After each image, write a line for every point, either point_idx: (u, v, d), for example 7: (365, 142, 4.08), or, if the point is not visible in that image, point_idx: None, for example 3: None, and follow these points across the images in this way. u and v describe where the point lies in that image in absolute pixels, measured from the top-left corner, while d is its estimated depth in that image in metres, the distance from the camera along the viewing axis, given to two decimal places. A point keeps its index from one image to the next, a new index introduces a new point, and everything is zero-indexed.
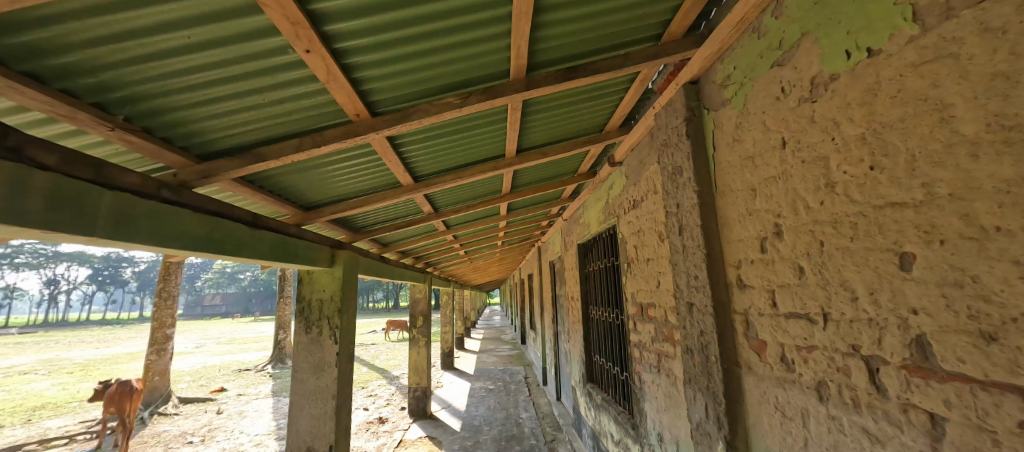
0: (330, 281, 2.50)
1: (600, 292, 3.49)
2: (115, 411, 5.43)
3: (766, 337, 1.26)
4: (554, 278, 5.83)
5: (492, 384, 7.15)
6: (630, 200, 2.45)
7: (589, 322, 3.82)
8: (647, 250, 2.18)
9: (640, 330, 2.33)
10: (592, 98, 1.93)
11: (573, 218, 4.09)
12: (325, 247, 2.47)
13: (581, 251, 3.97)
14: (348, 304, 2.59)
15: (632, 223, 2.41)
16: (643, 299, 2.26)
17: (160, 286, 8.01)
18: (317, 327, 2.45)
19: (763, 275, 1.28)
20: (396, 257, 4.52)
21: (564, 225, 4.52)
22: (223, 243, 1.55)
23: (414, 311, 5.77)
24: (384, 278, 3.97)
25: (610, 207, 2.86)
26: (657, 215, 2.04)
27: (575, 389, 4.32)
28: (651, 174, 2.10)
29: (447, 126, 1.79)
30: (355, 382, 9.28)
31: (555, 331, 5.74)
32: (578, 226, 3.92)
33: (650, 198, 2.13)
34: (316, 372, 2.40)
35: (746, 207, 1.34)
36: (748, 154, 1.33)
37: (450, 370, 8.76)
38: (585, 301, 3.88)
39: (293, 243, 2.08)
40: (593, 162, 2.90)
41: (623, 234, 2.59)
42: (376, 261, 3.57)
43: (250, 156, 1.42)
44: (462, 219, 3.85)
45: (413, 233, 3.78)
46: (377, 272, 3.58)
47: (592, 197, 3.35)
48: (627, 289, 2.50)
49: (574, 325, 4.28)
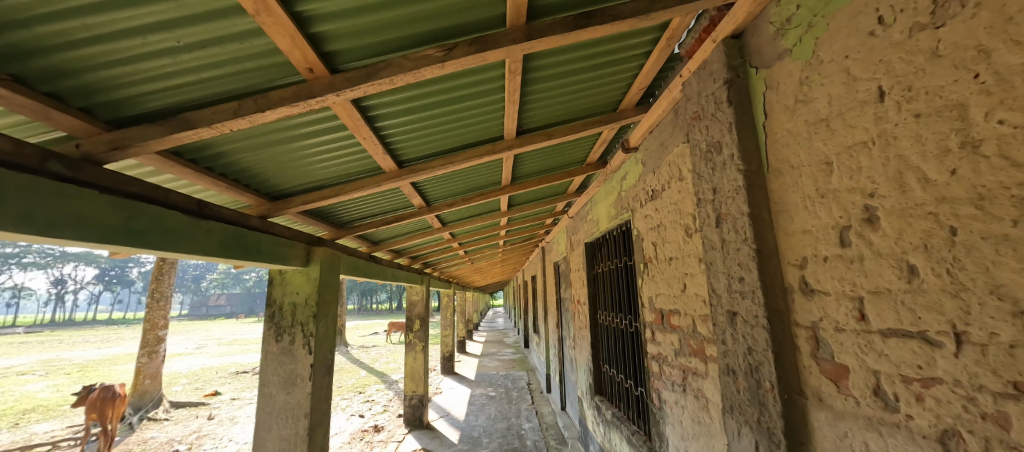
0: (305, 282, 2.19)
1: (610, 296, 3.16)
2: (97, 417, 5.17)
3: (849, 362, 0.94)
4: (559, 279, 5.49)
5: (493, 391, 6.82)
6: (647, 190, 2.13)
7: (598, 328, 3.48)
8: (670, 247, 1.85)
9: (660, 341, 2.00)
10: (607, 64, 1.63)
11: (580, 215, 3.77)
12: (300, 243, 2.17)
13: (588, 251, 3.64)
14: (326, 309, 2.28)
15: (650, 217, 2.09)
16: (664, 305, 1.93)
17: (152, 286, 7.77)
18: (289, 335, 2.14)
19: (843, 277, 0.95)
20: (389, 257, 4.21)
21: (570, 223, 4.20)
22: (148, 236, 1.25)
23: (410, 314, 5.47)
24: (375, 280, 3.66)
25: (623, 201, 2.53)
26: (683, 205, 1.71)
27: (581, 400, 3.98)
28: (676, 157, 1.78)
29: (430, 93, 1.48)
30: (353, 386, 8.99)
31: (560, 336, 5.40)
32: (585, 223, 3.59)
33: (674, 186, 1.80)
34: (286, 387, 2.09)
35: (816, 187, 1.02)
36: (819, 117, 1.00)
37: (450, 375, 8.44)
38: (593, 305, 3.55)
39: (255, 238, 1.77)
40: (604, 150, 2.59)
41: (639, 230, 2.26)
42: (365, 261, 3.27)
43: (175, 123, 1.12)
44: (460, 215, 3.54)
45: (405, 231, 3.48)
46: (366, 273, 3.28)
47: (602, 190, 3.03)
48: (645, 293, 2.17)
49: (580, 331, 3.95)
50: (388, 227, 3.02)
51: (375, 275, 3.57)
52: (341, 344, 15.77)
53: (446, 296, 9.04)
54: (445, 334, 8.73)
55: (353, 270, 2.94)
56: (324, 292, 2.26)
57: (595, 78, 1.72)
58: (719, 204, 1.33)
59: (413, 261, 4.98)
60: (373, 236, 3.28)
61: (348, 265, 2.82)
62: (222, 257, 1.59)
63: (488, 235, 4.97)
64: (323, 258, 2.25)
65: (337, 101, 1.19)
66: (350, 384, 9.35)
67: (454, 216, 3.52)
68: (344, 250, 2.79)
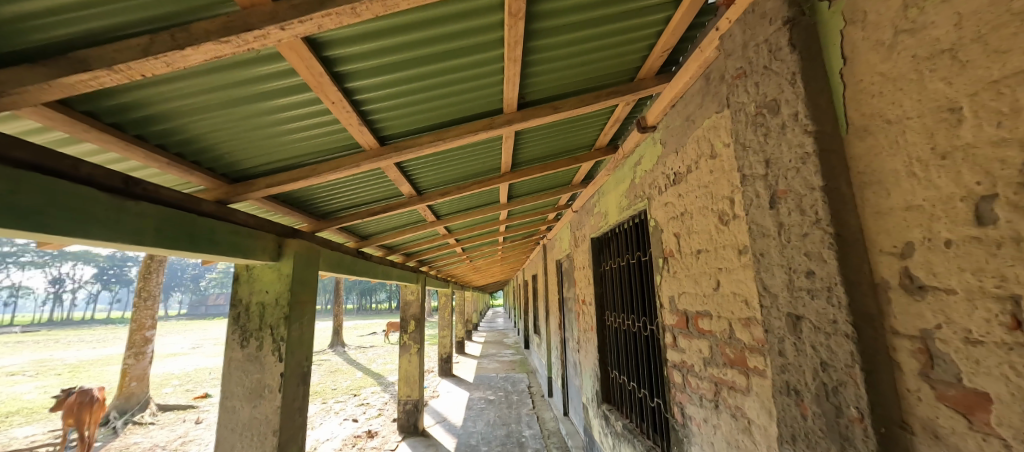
0: (275, 279, 1.91)
1: (620, 296, 2.88)
2: (73, 423, 4.89)
3: (992, 388, 0.66)
4: (562, 279, 5.21)
5: (492, 394, 6.54)
6: (667, 174, 1.85)
7: (606, 331, 3.20)
8: (698, 238, 1.57)
9: (683, 348, 1.72)
10: (627, 15, 1.34)
11: (586, 208, 3.48)
12: (269, 234, 1.89)
13: (595, 247, 3.35)
14: (301, 309, 1.99)
15: (671, 205, 1.81)
16: (691, 306, 1.65)
17: (139, 285, 7.47)
18: (257, 340, 1.86)
19: (979, 268, 0.68)
20: (381, 254, 3.94)
21: (575, 218, 3.92)
22: (45, 216, 0.97)
23: (405, 315, 5.19)
24: (364, 278, 3.39)
25: (637, 189, 2.24)
26: (717, 187, 1.44)
27: (586, 407, 3.71)
28: (706, 132, 1.51)
29: (411, 40, 1.20)
30: (348, 389, 8.70)
31: (562, 337, 5.13)
32: (592, 217, 3.32)
33: (703, 165, 1.52)
34: (252, 400, 1.81)
35: (932, 146, 0.74)
36: (937, 48, 0.73)
37: (448, 377, 8.16)
38: (601, 305, 3.26)
39: (208, 223, 1.49)
40: (616, 131, 2.30)
41: (657, 221, 1.98)
42: (352, 257, 2.99)
43: (66, 64, 0.84)
44: (456, 207, 3.27)
45: (396, 224, 3.20)
46: (353, 270, 3.00)
47: (611, 179, 2.74)
48: (665, 293, 1.89)
49: (585, 333, 3.67)
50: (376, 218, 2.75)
51: (364, 273, 3.29)
52: (338, 344, 15.48)
53: (444, 296, 8.78)
54: (443, 334, 8.46)
55: (338, 267, 2.66)
56: (299, 290, 1.98)
57: (611, 36, 1.44)
58: (775, 179, 1.05)
59: (408, 259, 4.70)
60: (361, 228, 3.01)
61: (330, 261, 2.54)
62: (159, 248, 1.30)
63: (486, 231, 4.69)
64: (296, 251, 1.96)
65: (289, 40, 0.92)
66: (346, 386, 9.07)
67: (449, 208, 3.24)
68: (326, 244, 2.52)
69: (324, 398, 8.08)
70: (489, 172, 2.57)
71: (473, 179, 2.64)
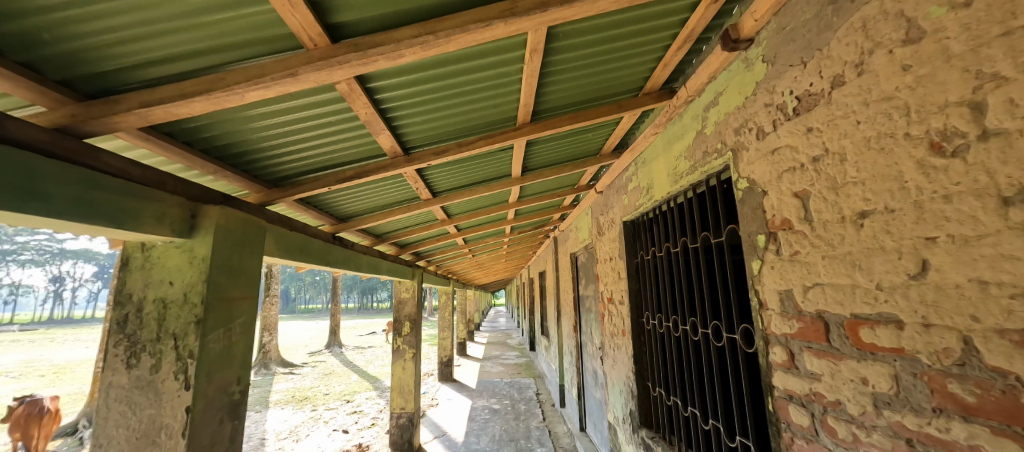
0: (185, 265, 1.27)
1: (666, 293, 2.22)
2: (21, 438, 4.31)
3: None
4: (577, 274, 4.55)
5: (497, 403, 5.91)
6: (777, 104, 1.21)
7: (645, 337, 2.54)
8: (865, 191, 0.92)
9: (819, 374, 1.07)
10: None
11: (616, 186, 2.83)
12: (173, 196, 1.24)
13: (628, 232, 2.69)
14: (228, 310, 1.35)
15: (788, 150, 1.17)
16: (843, 308, 1.00)
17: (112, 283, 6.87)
18: (153, 358, 1.22)
19: None
20: (367, 243, 3.29)
21: (599, 200, 3.27)
22: None
23: (399, 316, 4.55)
24: (346, 271, 2.75)
25: (709, 142, 1.59)
26: (928, 93, 0.80)
27: (614, 428, 3.06)
28: (891, 3, 0.87)
29: None
30: (341, 394, 8.07)
31: (578, 341, 4.48)
32: (624, 195, 2.67)
33: (881, 64, 0.89)
34: (142, 451, 1.17)
35: None
36: None
37: (448, 383, 7.52)
38: (638, 305, 2.60)
39: (20, 161, 0.84)
40: (678, 63, 1.66)
41: (752, 181, 1.34)
42: (326, 242, 2.36)
43: None
44: (456, 181, 2.62)
45: (381, 201, 2.56)
46: (327, 260, 2.36)
47: (658, 141, 2.09)
48: (772, 287, 1.24)
49: (613, 339, 3.01)
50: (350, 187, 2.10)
51: (345, 266, 2.66)
52: (336, 344, 14.85)
53: (444, 295, 8.13)
54: (443, 336, 7.82)
55: (302, 254, 2.02)
56: (225, 283, 1.33)
57: None
58: None
59: (403, 251, 4.04)
60: (336, 205, 2.37)
61: (290, 246, 1.90)
62: None
63: (493, 218, 4.05)
64: (219, 224, 1.32)
65: None
66: (338, 391, 8.45)
67: (446, 182, 2.60)
68: (283, 222, 1.88)
69: (314, 405, 7.46)
70: (500, 123, 1.94)
71: (477, 135, 2.00)
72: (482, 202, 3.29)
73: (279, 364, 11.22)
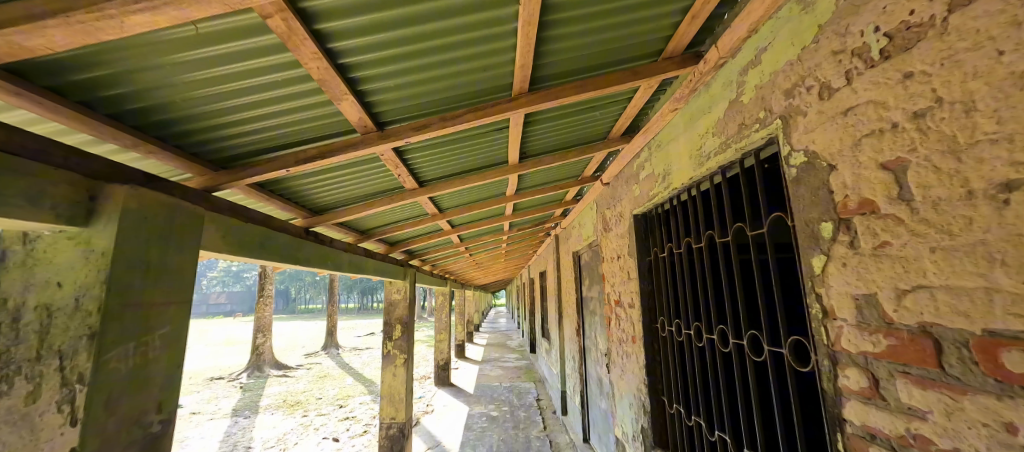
0: (79, 261, 0.97)
1: (688, 295, 1.91)
2: None
3: None
4: (581, 274, 4.25)
5: (496, 410, 5.61)
6: (852, 49, 0.92)
7: (659, 345, 2.23)
8: (1012, 152, 0.64)
9: (926, 411, 0.77)
10: None
11: (625, 176, 2.54)
12: (63, 168, 0.95)
13: (639, 227, 2.39)
14: (142, 319, 1.06)
15: (870, 107, 0.88)
16: (969, 321, 0.70)
17: None
18: (32, 383, 0.93)
19: None
20: (351, 240, 2.99)
21: (606, 193, 2.97)
22: None
23: (389, 318, 4.23)
24: (324, 271, 2.45)
25: (747, 112, 1.30)
26: None
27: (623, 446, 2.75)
28: None
29: None
30: (334, 399, 7.74)
31: (581, 346, 4.17)
32: (635, 186, 2.37)
33: None
34: None
35: None
36: None
37: (445, 387, 7.22)
38: (651, 309, 2.28)
39: None
40: (708, 16, 1.37)
41: (811, 154, 1.04)
42: (297, 237, 2.07)
43: None
44: (445, 168, 2.33)
45: (360, 189, 2.27)
46: (298, 258, 2.06)
47: (677, 119, 1.80)
48: (845, 290, 0.94)
49: (621, 345, 2.69)
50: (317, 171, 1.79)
51: (322, 265, 2.37)
52: (332, 346, 14.50)
53: (440, 295, 7.82)
54: (440, 338, 7.51)
55: (263, 251, 1.73)
56: (138, 284, 1.04)
57: None
58: None
59: (393, 249, 3.74)
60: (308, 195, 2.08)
61: (246, 241, 1.61)
62: None
63: (489, 214, 3.75)
64: (132, 210, 1.03)
65: None
66: (331, 395, 8.13)
67: (434, 170, 2.31)
68: (237, 212, 1.59)
69: (305, 410, 7.13)
70: (492, 89, 1.60)
71: (466, 106, 1.65)
72: (476, 194, 2.99)
73: (273, 366, 10.89)
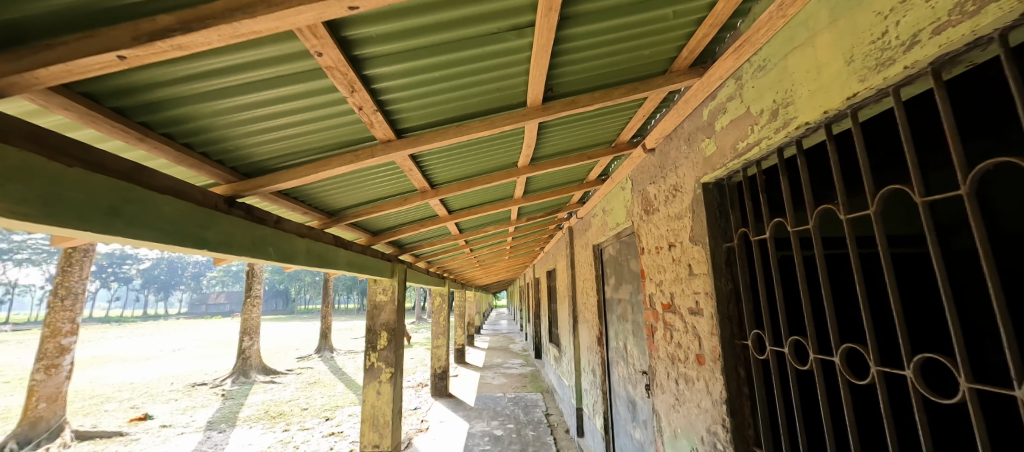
0: None
1: (828, 298, 1.17)
2: None
3: None
4: (603, 271, 3.55)
5: (500, 428, 4.89)
6: None
7: (746, 370, 1.52)
8: None
9: None
10: None
11: (683, 133, 1.84)
12: None
13: (712, 202, 1.66)
14: None
15: None
16: None
17: (55, 281, 6.05)
18: None
19: None
20: (318, 224, 2.27)
21: (649, 163, 2.26)
22: None
23: (373, 325, 3.48)
24: (265, 263, 1.69)
25: None
26: None
27: None
28: None
29: None
30: (322, 410, 7.03)
31: (604, 358, 3.46)
32: (705, 141, 1.66)
33: None
34: None
35: None
36: None
37: (442, 399, 6.49)
38: (733, 318, 1.57)
39: None
40: None
41: None
42: (208, 209, 1.34)
43: None
44: (433, 111, 1.63)
45: (311, 142, 1.58)
46: (207, 242, 1.31)
47: (813, 9, 1.10)
48: None
49: (674, 366, 1.97)
50: (201, 68, 1.05)
51: (263, 255, 1.63)
52: (325, 349, 13.76)
53: (437, 296, 7.12)
54: (437, 344, 6.79)
55: (119, 221, 1.01)
56: None
57: None
58: None
59: (376, 241, 3.00)
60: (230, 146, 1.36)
61: (64, 198, 0.89)
62: None
63: (496, 197, 3.04)
64: None
65: None
66: (318, 405, 7.41)
67: (416, 115, 1.62)
68: (48, 148, 0.88)
69: (287, 423, 6.42)
70: None
71: None
72: (478, 164, 2.29)
73: (260, 371, 10.14)
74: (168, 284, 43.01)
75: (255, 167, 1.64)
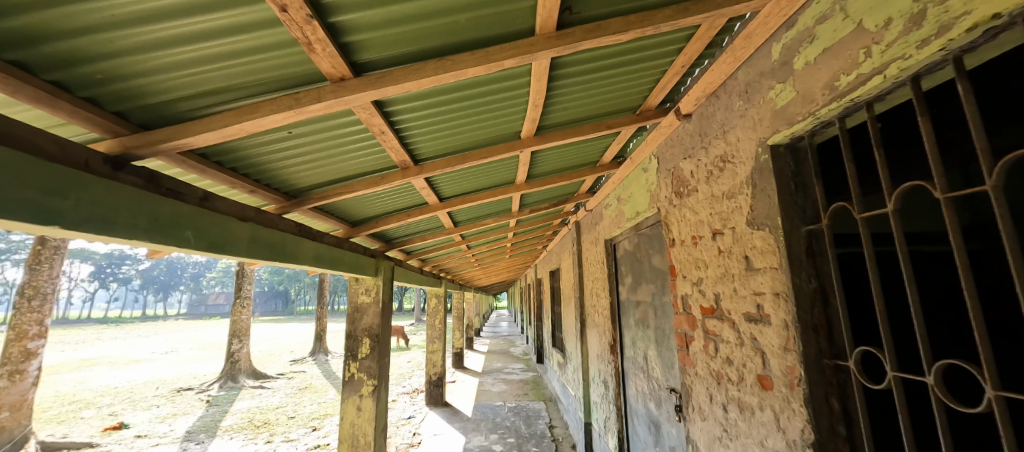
0: None
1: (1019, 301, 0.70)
2: None
3: None
4: (618, 270, 3.11)
5: (500, 444, 4.44)
6: None
7: (839, 403, 1.09)
8: None
9: None
10: None
11: (738, 85, 1.41)
12: None
13: (784, 170, 1.23)
14: None
15: None
16: None
17: (22, 281, 5.64)
18: None
19: None
20: (273, 208, 1.84)
21: (682, 133, 1.83)
22: None
23: (353, 330, 3.04)
24: (179, 252, 1.24)
25: None
26: None
27: None
28: None
29: None
30: (309, 419, 6.58)
31: (618, 369, 3.01)
32: (773, 89, 1.23)
33: None
34: None
35: None
36: None
37: (437, 408, 6.04)
38: (818, 327, 1.13)
39: None
40: None
41: None
42: (65, 167, 0.90)
43: None
44: (417, 51, 1.10)
45: (230, 85, 1.05)
46: (58, 216, 0.87)
47: None
48: None
49: (721, 388, 1.54)
50: None
51: (175, 241, 1.19)
52: (320, 352, 13.31)
53: (433, 297, 6.68)
54: (432, 349, 6.34)
55: None
56: None
57: None
58: None
59: (356, 233, 2.57)
60: (104, 78, 0.92)
61: None
62: None
63: (494, 182, 2.61)
64: None
65: None
66: (306, 413, 6.95)
67: (391, 56, 1.08)
68: None
69: (270, 433, 5.96)
70: None
71: None
72: (474, 137, 1.84)
73: (249, 376, 9.69)
74: (166, 285, 42.61)
75: (154, 121, 1.11)
